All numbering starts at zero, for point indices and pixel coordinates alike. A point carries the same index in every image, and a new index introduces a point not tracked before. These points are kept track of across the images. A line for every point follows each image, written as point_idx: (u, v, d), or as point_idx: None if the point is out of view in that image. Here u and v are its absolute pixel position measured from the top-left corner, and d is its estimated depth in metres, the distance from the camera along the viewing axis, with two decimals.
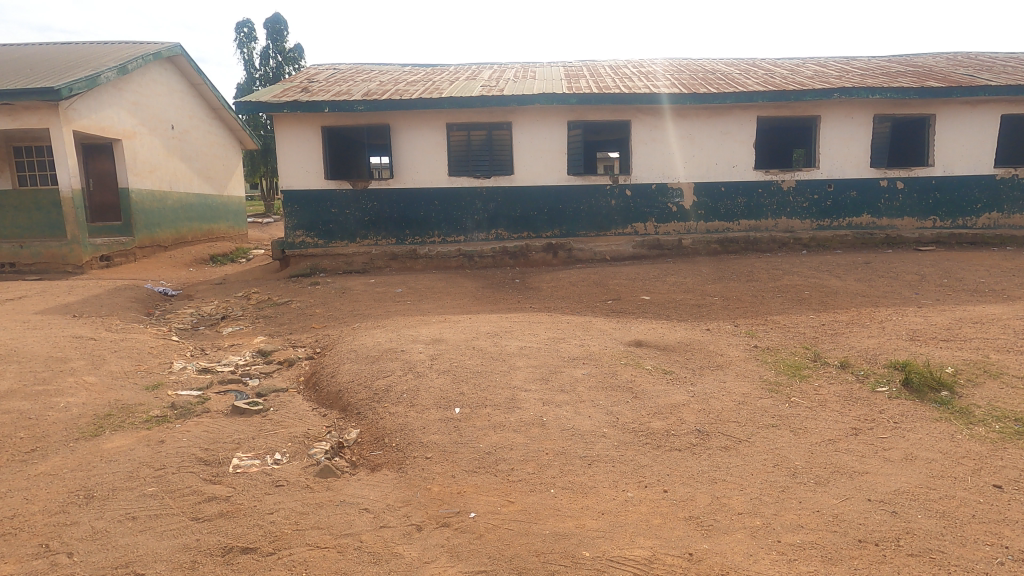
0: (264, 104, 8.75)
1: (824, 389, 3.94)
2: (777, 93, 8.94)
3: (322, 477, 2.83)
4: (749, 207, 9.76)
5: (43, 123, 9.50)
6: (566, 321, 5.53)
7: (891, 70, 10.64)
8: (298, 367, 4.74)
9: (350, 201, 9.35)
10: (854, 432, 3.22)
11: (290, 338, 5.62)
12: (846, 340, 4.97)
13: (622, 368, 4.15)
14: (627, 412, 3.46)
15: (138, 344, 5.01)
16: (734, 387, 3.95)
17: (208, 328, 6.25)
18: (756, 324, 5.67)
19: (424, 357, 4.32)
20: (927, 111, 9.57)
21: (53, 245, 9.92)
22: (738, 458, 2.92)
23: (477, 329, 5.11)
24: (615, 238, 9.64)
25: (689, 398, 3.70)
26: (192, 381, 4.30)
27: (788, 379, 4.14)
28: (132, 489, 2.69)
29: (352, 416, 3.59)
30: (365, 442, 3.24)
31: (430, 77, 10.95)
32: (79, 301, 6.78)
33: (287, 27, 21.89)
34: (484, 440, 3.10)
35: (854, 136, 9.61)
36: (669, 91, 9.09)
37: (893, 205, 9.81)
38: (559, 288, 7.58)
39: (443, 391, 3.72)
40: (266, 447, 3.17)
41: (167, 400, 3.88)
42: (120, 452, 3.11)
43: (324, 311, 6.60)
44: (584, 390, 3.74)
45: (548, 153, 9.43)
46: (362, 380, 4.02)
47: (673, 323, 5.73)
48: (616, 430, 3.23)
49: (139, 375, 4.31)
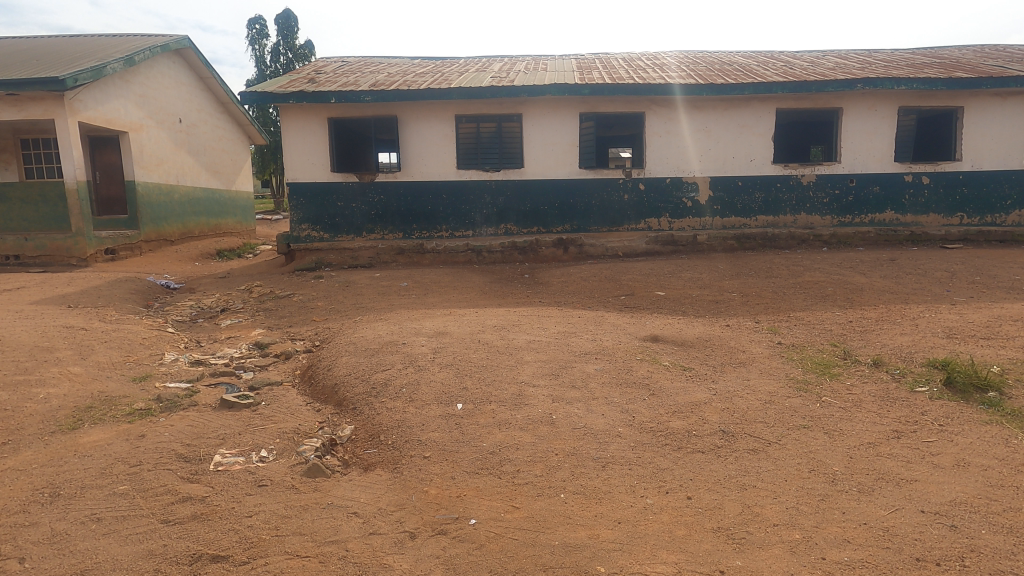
0: (270, 95, 8.57)
1: (857, 388, 3.64)
2: (798, 83, 8.61)
3: (311, 477, 2.59)
4: (768, 203, 9.41)
5: (48, 113, 9.39)
6: (577, 316, 5.24)
7: (916, 61, 10.24)
8: (294, 360, 4.51)
9: (357, 194, 9.14)
10: (897, 436, 2.92)
11: (289, 331, 5.40)
12: (876, 337, 4.65)
13: (638, 364, 3.86)
14: (644, 410, 3.18)
15: (130, 335, 4.80)
16: (759, 386, 3.66)
17: (206, 320, 6.05)
18: (778, 320, 5.37)
19: (427, 351, 4.07)
20: (954, 103, 9.20)
21: (58, 237, 9.85)
22: (768, 462, 2.64)
23: (483, 322, 4.85)
24: (627, 233, 9.34)
25: (711, 396, 3.43)
26: (183, 374, 4.09)
27: (817, 377, 3.84)
28: (102, 488, 2.46)
29: (348, 411, 3.35)
30: (360, 439, 3.00)
31: (439, 68, 10.70)
32: (77, 292, 6.61)
33: (297, 23, 21.81)
34: (488, 439, 2.84)
35: (878, 129, 9.25)
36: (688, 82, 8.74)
37: (918, 201, 9.42)
38: (569, 283, 7.30)
39: (445, 385, 3.46)
40: (252, 443, 2.93)
41: (153, 392, 3.66)
42: (97, 446, 2.89)
43: (326, 304, 6.38)
44: (598, 387, 3.47)
45: (559, 147, 9.16)
46: (360, 374, 3.77)
47: (688, 319, 5.43)
48: (632, 429, 2.95)
49: (128, 366, 4.10)
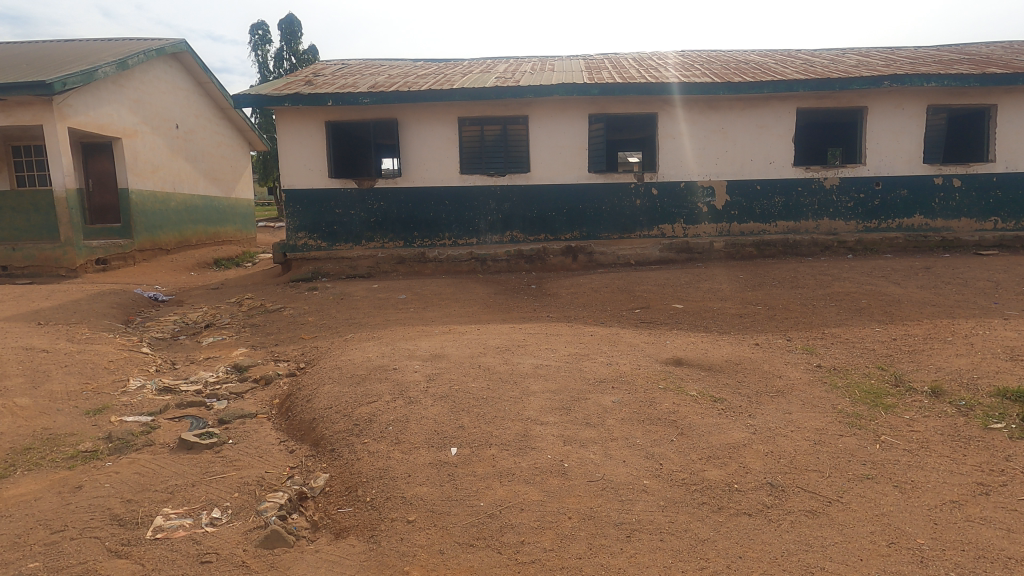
0: (265, 98, 8.17)
1: (920, 425, 3.12)
2: (821, 81, 8.09)
3: (268, 549, 2.13)
4: (788, 207, 8.87)
5: (36, 119, 9.05)
6: (589, 334, 4.74)
7: (944, 58, 9.67)
8: (275, 386, 4.04)
9: (355, 201, 8.70)
10: (986, 492, 2.39)
11: (273, 351, 4.94)
12: (928, 359, 4.12)
13: (661, 396, 3.34)
14: (673, 455, 2.67)
15: (96, 358, 4.35)
16: (804, 421, 3.14)
17: (187, 338, 5.60)
18: (812, 338, 4.84)
19: (420, 378, 3.58)
20: (987, 101, 8.63)
21: (46, 248, 9.43)
22: (833, 529, 2.14)
23: (485, 342, 4.37)
24: (640, 240, 8.84)
25: (751, 436, 2.92)
26: (145, 405, 3.62)
27: (870, 410, 3.32)
28: (7, 567, 2.01)
29: (325, 455, 2.86)
30: (334, 492, 2.52)
31: (441, 70, 10.25)
32: (53, 307, 6.19)
33: (300, 28, 21.58)
34: (487, 496, 2.35)
35: (905, 129, 8.70)
36: (679, 80, 8.27)
37: (949, 205, 8.84)
38: (578, 295, 6.80)
39: (438, 423, 2.97)
40: (205, 499, 2.45)
41: (105, 429, 3.20)
42: (20, 503, 2.43)
43: (318, 319, 5.91)
44: (616, 424, 2.97)
45: (568, 150, 8.68)
46: (342, 407, 3.28)
47: (712, 336, 4.92)
48: (661, 482, 2.45)
49: (84, 396, 3.63)
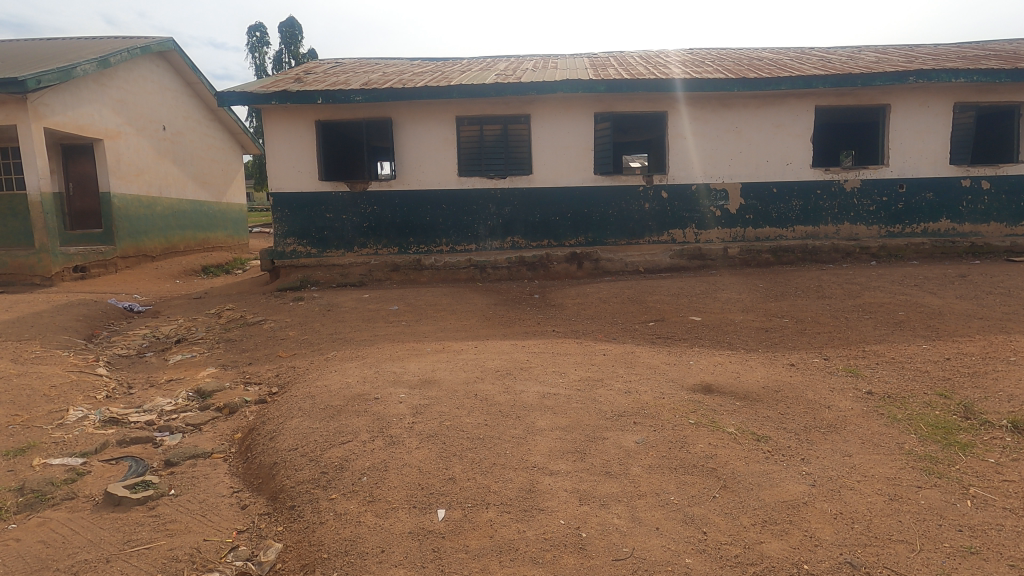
0: (250, 95, 7.64)
1: (1012, 472, 2.55)
2: (842, 76, 7.55)
3: None
4: (807, 211, 8.32)
5: (9, 119, 8.52)
6: (602, 353, 4.21)
7: (969, 54, 9.12)
8: (239, 416, 3.47)
9: (346, 204, 8.15)
10: None
11: (245, 371, 4.37)
12: (995, 384, 3.55)
13: (693, 434, 2.78)
14: (718, 520, 2.11)
15: (36, 383, 3.79)
16: (871, 468, 2.57)
17: (154, 356, 5.04)
18: (853, 357, 4.29)
19: (405, 411, 3.02)
20: (1017, 99, 8.10)
21: (20, 254, 8.87)
22: None
23: (482, 364, 3.82)
24: (649, 246, 8.31)
25: (810, 488, 2.36)
26: (81, 442, 3.06)
27: (945, 452, 2.75)
28: None
29: (283, 514, 2.29)
30: (286, 572, 1.96)
31: (438, 68, 9.72)
32: (9, 321, 5.63)
33: (300, 31, 21.17)
34: None
35: (930, 127, 8.14)
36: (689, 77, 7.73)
37: (977, 208, 8.29)
38: (586, 305, 6.26)
39: (423, 473, 2.40)
40: None
41: (20, 478, 2.63)
42: None
43: (299, 334, 5.35)
44: (643, 474, 2.40)
45: (572, 150, 8.15)
46: (309, 450, 2.71)
47: (739, 355, 4.38)
48: (708, 561, 1.89)
49: (8, 433, 3.08)
